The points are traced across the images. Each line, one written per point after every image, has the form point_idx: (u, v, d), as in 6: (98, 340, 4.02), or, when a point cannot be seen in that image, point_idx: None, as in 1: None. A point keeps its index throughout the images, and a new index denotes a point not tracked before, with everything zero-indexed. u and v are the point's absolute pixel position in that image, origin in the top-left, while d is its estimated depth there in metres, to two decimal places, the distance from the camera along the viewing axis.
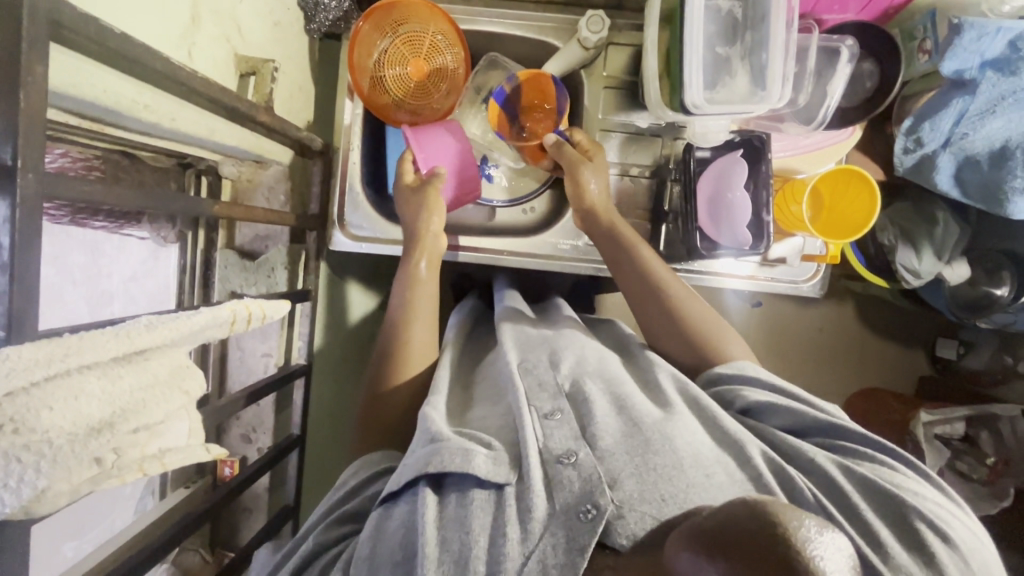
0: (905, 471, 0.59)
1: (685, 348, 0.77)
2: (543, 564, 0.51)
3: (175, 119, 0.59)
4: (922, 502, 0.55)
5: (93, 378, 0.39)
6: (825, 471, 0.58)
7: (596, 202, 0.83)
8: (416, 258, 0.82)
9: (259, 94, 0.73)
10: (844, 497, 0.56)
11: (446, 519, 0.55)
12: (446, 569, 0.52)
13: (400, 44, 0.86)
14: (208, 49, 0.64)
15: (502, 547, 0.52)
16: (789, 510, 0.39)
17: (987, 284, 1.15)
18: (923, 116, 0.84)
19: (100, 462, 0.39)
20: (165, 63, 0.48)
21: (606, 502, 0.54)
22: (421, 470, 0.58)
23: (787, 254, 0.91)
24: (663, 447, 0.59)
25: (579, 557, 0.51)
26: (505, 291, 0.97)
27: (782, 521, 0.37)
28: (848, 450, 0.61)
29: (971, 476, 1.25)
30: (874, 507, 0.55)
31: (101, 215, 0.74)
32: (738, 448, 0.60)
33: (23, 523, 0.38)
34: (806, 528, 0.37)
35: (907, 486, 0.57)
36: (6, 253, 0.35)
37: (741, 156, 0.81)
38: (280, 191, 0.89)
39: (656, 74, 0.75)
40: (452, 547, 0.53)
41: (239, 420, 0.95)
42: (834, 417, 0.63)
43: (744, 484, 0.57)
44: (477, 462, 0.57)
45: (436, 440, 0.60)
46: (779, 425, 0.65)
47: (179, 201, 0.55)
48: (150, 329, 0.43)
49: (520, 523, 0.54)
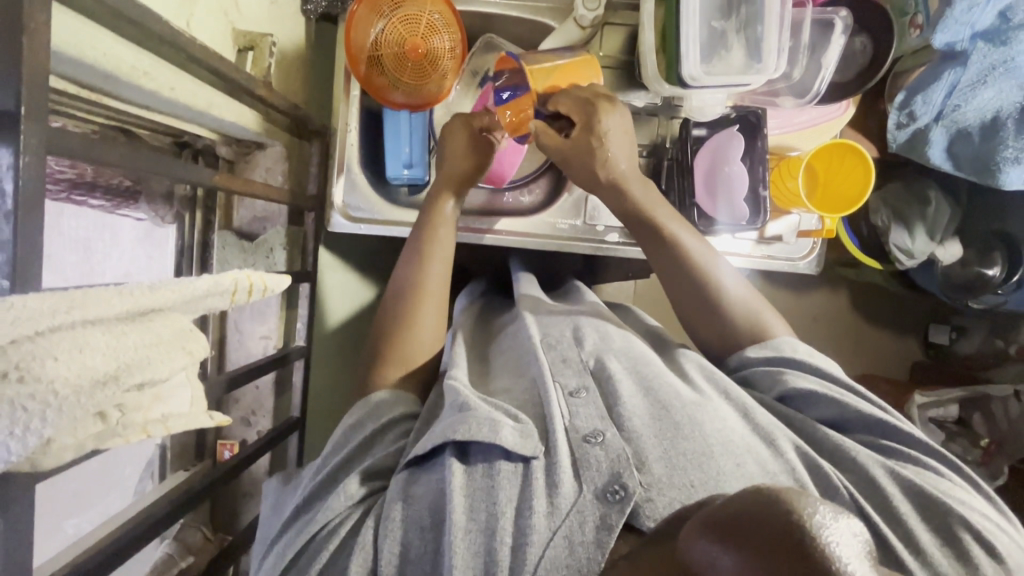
0: (953, 479, 0.58)
1: (705, 316, 0.77)
2: (569, 540, 0.51)
3: (174, 89, 0.59)
4: (970, 512, 0.53)
5: (98, 333, 0.38)
6: (863, 468, 0.58)
7: (614, 175, 0.78)
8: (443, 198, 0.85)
9: (258, 69, 0.73)
10: (880, 495, 0.55)
11: (474, 489, 0.56)
12: (473, 538, 0.52)
13: (397, 23, 0.84)
14: (206, 21, 0.64)
15: (529, 520, 0.52)
16: (802, 494, 0.32)
17: (979, 265, 1.15)
18: (916, 91, 0.87)
19: (104, 418, 0.40)
20: (166, 27, 0.48)
21: (634, 484, 0.54)
22: (443, 438, 0.58)
23: (784, 232, 0.93)
24: (694, 432, 0.59)
25: (607, 536, 0.51)
26: (522, 274, 1.00)
27: (792, 505, 0.31)
28: (894, 452, 0.60)
29: (965, 457, 1.26)
30: (913, 509, 0.54)
31: (97, 194, 0.76)
32: (768, 434, 0.61)
33: (28, 474, 0.37)
34: (819, 512, 0.31)
35: (954, 494, 0.56)
36: (11, 201, 0.35)
37: (738, 131, 0.82)
38: (278, 171, 0.89)
39: (652, 48, 0.76)
40: (480, 516, 0.53)
41: (239, 403, 0.95)
42: (881, 414, 0.63)
43: (776, 472, 0.57)
44: (504, 433, 0.58)
45: (465, 408, 0.61)
46: (819, 416, 0.65)
47: (179, 168, 0.55)
48: (152, 290, 0.43)
49: (547, 497, 0.54)
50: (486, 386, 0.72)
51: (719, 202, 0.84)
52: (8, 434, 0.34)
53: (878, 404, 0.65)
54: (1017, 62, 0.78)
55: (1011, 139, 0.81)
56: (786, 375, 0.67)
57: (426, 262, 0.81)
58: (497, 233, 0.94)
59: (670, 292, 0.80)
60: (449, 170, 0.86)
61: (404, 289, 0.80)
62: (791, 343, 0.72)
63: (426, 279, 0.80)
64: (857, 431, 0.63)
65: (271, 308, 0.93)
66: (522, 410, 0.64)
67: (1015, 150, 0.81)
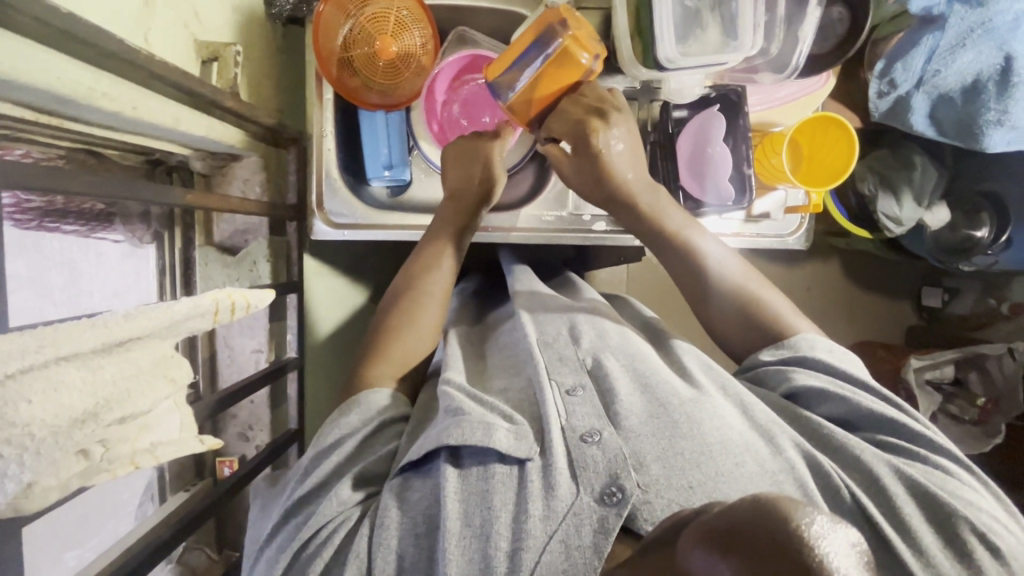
0: (960, 479, 0.59)
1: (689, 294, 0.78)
2: (565, 545, 0.51)
3: (137, 108, 0.56)
4: (978, 513, 0.55)
5: (72, 370, 0.37)
6: (868, 465, 0.58)
7: (626, 184, 0.79)
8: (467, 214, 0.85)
9: (224, 80, 0.71)
10: (877, 484, 0.57)
11: (468, 492, 0.56)
12: (468, 544, 0.52)
13: (364, 22, 0.83)
14: (166, 34, 0.62)
15: (525, 524, 0.52)
16: (800, 502, 0.32)
17: (968, 228, 1.16)
18: (895, 58, 0.85)
19: (88, 455, 0.40)
20: (122, 45, 0.46)
21: (631, 485, 0.54)
22: (436, 443, 0.57)
23: (771, 208, 0.93)
24: (694, 432, 0.60)
25: (604, 540, 0.51)
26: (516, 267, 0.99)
27: (789, 513, 0.31)
28: (902, 451, 0.60)
29: (962, 418, 1.28)
30: (918, 508, 0.55)
31: (70, 218, 0.73)
32: (767, 430, 0.61)
33: (11, 520, 0.37)
34: (817, 522, 0.31)
35: (961, 494, 0.57)
36: None
37: (718, 111, 0.81)
38: (256, 181, 0.87)
39: (627, 32, 0.74)
40: (474, 522, 0.53)
41: (235, 418, 0.94)
42: (892, 413, 0.63)
43: (776, 471, 0.57)
44: (498, 436, 0.58)
45: (458, 413, 0.61)
46: (828, 412, 0.65)
47: (147, 188, 0.53)
48: (128, 319, 0.42)
49: (544, 499, 0.54)
50: (482, 388, 0.71)
51: (706, 183, 0.83)
52: None
53: (900, 406, 0.65)
54: (994, 23, 0.78)
55: (992, 102, 0.81)
56: (795, 373, 0.67)
57: (431, 275, 0.80)
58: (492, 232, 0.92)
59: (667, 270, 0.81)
60: (474, 183, 0.85)
61: (404, 289, 0.80)
62: (812, 342, 0.70)
63: (426, 287, 0.79)
64: (866, 430, 0.63)
65: (260, 322, 0.92)
66: (517, 410, 0.64)
67: (997, 113, 0.81)
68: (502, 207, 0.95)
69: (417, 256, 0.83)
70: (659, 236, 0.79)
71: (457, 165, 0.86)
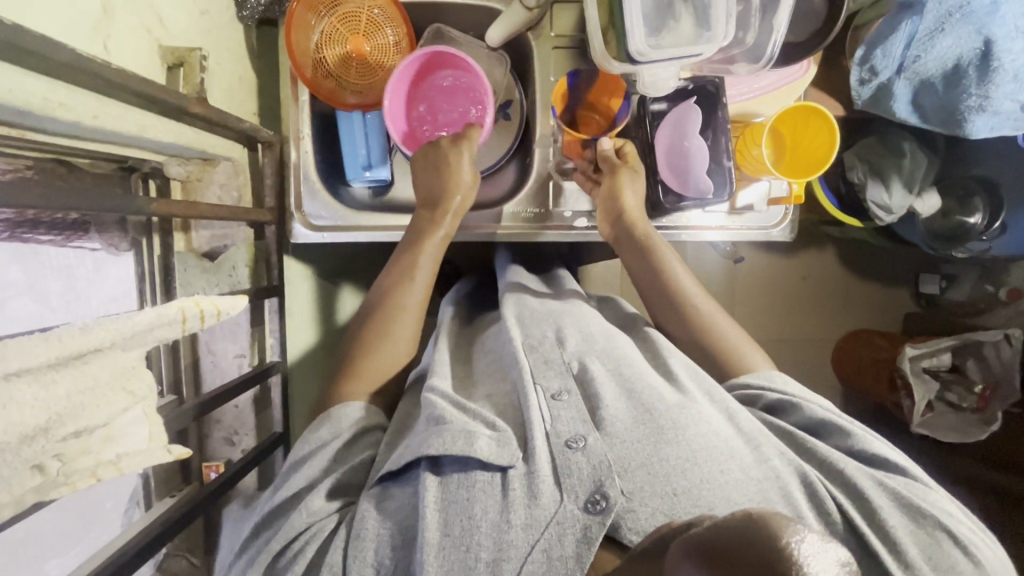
0: (938, 491, 0.59)
1: (665, 304, 0.80)
2: (547, 554, 0.52)
3: (98, 117, 0.56)
4: (956, 524, 0.55)
5: (24, 386, 0.37)
6: (851, 477, 0.58)
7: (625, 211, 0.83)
8: (441, 218, 0.82)
9: (191, 85, 0.71)
10: (859, 495, 0.57)
11: (447, 501, 0.56)
12: (446, 554, 0.52)
13: (336, 22, 0.84)
14: (127, 41, 0.62)
15: (508, 535, 0.53)
16: (790, 520, 0.35)
17: (961, 214, 1.14)
18: (875, 45, 0.83)
19: (43, 470, 0.39)
20: (73, 55, 0.46)
21: (615, 494, 0.55)
22: (417, 453, 0.58)
23: (755, 199, 0.92)
24: (678, 437, 0.60)
25: (586, 549, 0.52)
26: (510, 267, 0.98)
27: (779, 532, 0.34)
28: (884, 463, 0.61)
29: (960, 405, 1.27)
30: (901, 519, 0.55)
31: (44, 229, 0.70)
32: (753, 438, 0.61)
33: None
34: (806, 541, 0.33)
35: (941, 506, 0.57)
36: None
37: (696, 103, 0.80)
38: (233, 187, 0.87)
39: (599, 27, 0.75)
40: (454, 531, 0.53)
41: (220, 423, 0.94)
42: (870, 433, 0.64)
43: (760, 479, 0.58)
44: (480, 445, 0.58)
45: (440, 422, 0.60)
46: (799, 419, 0.66)
47: (111, 200, 0.53)
48: (84, 332, 0.41)
49: (527, 506, 0.55)
50: (462, 393, 0.70)
51: (686, 177, 0.81)
52: None
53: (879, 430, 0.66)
54: (971, 6, 0.76)
55: (973, 87, 0.80)
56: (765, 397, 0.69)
57: (405, 289, 0.78)
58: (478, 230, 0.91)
59: (636, 280, 0.83)
60: (447, 189, 0.83)
61: (375, 307, 0.78)
62: (784, 380, 0.71)
63: (398, 300, 0.78)
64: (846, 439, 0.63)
65: (241, 327, 0.93)
66: (502, 417, 0.64)
67: (979, 97, 0.80)
68: (486, 205, 0.94)
69: (390, 270, 0.81)
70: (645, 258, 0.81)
71: (423, 171, 0.85)
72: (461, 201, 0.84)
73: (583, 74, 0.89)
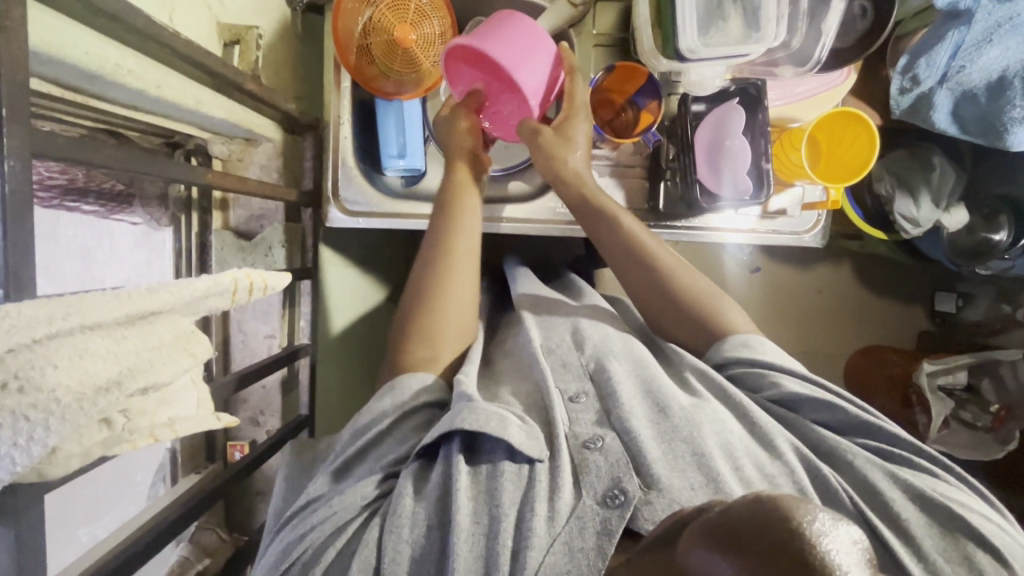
0: (948, 480, 0.59)
1: (657, 289, 0.78)
2: (569, 545, 0.50)
3: (160, 86, 0.57)
4: (970, 514, 0.55)
5: (97, 338, 0.37)
6: (863, 472, 0.59)
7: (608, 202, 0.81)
8: (460, 170, 0.83)
9: (245, 62, 0.72)
10: (867, 487, 0.58)
11: (479, 491, 0.56)
12: (476, 540, 0.52)
13: (385, 10, 0.84)
14: (187, 14, 0.63)
15: (530, 523, 0.52)
16: (799, 500, 0.32)
17: (986, 231, 1.13)
18: (918, 54, 0.84)
19: (110, 424, 0.40)
20: (149, 23, 0.46)
21: (633, 488, 0.54)
22: (449, 428, 0.58)
23: (788, 205, 0.93)
24: (696, 438, 0.60)
25: (607, 542, 0.50)
26: (518, 270, 1.00)
27: (790, 511, 0.31)
28: (896, 457, 0.61)
29: (976, 424, 1.26)
30: (916, 512, 0.56)
31: (89, 199, 0.76)
32: (764, 433, 0.62)
33: (30, 488, 0.37)
34: (817, 520, 0.30)
35: (953, 496, 0.57)
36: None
37: (738, 104, 0.80)
38: (272, 168, 0.88)
39: (649, 23, 0.76)
40: (484, 519, 0.54)
41: (247, 402, 0.95)
42: (875, 418, 0.63)
43: (774, 475, 0.58)
44: (513, 431, 0.58)
45: (473, 399, 0.61)
46: (814, 419, 0.65)
47: (173, 166, 0.54)
48: (150, 293, 0.42)
49: (548, 500, 0.54)
50: (488, 388, 0.71)
51: (724, 176, 0.81)
52: (11, 444, 0.33)
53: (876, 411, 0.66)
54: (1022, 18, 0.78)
55: (1018, 99, 0.81)
56: (772, 377, 0.67)
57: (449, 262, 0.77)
58: (499, 223, 0.94)
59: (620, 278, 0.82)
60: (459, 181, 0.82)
61: (426, 267, 0.77)
62: (760, 342, 0.72)
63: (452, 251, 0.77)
64: (855, 438, 0.63)
65: (273, 307, 0.93)
66: (527, 412, 0.64)
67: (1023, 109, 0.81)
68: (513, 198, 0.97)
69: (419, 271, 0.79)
70: (631, 258, 0.79)
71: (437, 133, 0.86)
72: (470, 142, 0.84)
73: (602, 73, 0.86)
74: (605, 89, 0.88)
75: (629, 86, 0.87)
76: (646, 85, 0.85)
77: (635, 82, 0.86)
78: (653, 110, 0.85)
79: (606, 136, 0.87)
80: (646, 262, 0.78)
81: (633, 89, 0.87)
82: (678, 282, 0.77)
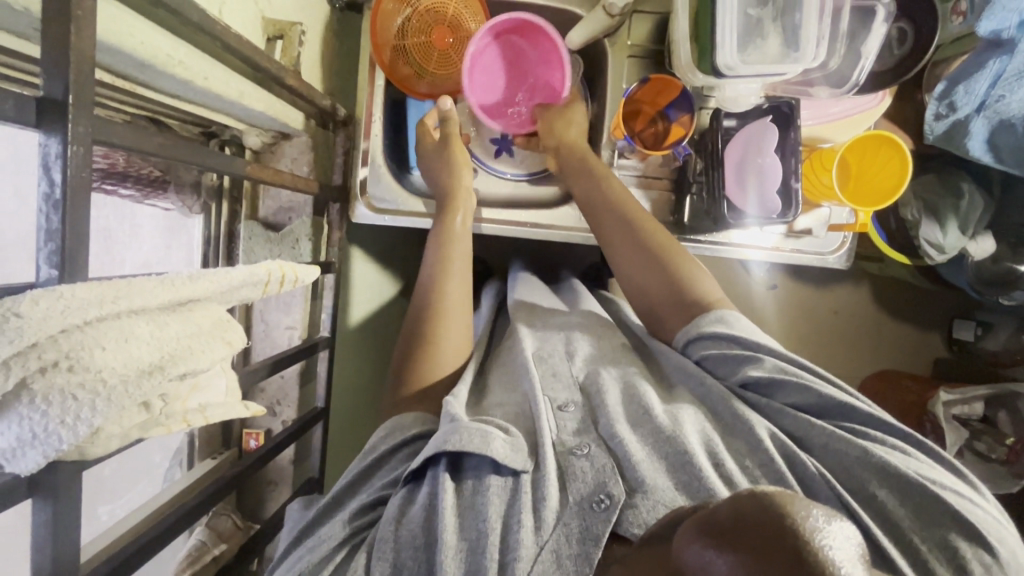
0: (918, 457, 0.57)
1: (650, 274, 0.77)
2: (556, 554, 0.51)
3: (207, 78, 0.58)
4: (942, 489, 0.54)
5: (142, 323, 0.38)
6: (836, 451, 0.58)
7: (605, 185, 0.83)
8: (451, 214, 0.84)
9: (287, 56, 0.74)
10: (845, 473, 0.57)
11: (463, 507, 0.56)
12: (462, 557, 0.52)
13: (423, 12, 0.86)
14: (238, 9, 0.65)
15: (517, 534, 0.52)
16: (796, 497, 0.33)
17: (1012, 261, 1.12)
18: (957, 81, 0.86)
19: (149, 408, 0.40)
20: (203, 16, 0.47)
21: (619, 492, 0.55)
22: (438, 449, 0.58)
23: (814, 225, 0.92)
24: (677, 436, 0.60)
25: (593, 546, 0.51)
26: (520, 275, 1.00)
27: (786, 507, 0.32)
28: (862, 433, 0.59)
29: (990, 456, 1.21)
30: (890, 492, 0.54)
31: (128, 183, 0.77)
32: (746, 423, 0.62)
33: (56, 471, 0.38)
34: (813, 517, 0.31)
35: (928, 474, 0.55)
36: (59, 206, 0.35)
37: (771, 121, 0.80)
38: (303, 162, 0.88)
39: (686, 37, 0.77)
40: (470, 535, 0.53)
41: (264, 393, 0.96)
42: (852, 399, 0.61)
43: (755, 469, 0.58)
44: (495, 445, 0.58)
45: (456, 419, 0.61)
46: (787, 402, 0.63)
47: (215, 157, 0.55)
48: (193, 280, 0.42)
49: (534, 511, 0.54)
50: (504, 390, 0.71)
51: (750, 195, 0.81)
52: (59, 422, 0.34)
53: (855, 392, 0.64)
54: None
55: None
56: (742, 360, 0.66)
57: (445, 278, 0.79)
58: (481, 223, 0.93)
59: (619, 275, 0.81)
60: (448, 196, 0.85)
61: (423, 310, 0.77)
62: (737, 319, 0.71)
63: (444, 293, 0.78)
64: (830, 419, 0.61)
65: (296, 300, 0.94)
66: (513, 424, 0.64)
67: None
68: (515, 204, 0.97)
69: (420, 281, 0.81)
70: (620, 235, 0.80)
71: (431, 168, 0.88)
72: (460, 184, 0.85)
73: (636, 84, 0.85)
74: (636, 101, 0.88)
75: (659, 98, 0.88)
76: (679, 99, 0.86)
77: (666, 92, 0.86)
78: (685, 123, 0.86)
79: (637, 147, 0.87)
80: (641, 241, 0.78)
81: (663, 101, 0.87)
82: (666, 260, 0.77)
